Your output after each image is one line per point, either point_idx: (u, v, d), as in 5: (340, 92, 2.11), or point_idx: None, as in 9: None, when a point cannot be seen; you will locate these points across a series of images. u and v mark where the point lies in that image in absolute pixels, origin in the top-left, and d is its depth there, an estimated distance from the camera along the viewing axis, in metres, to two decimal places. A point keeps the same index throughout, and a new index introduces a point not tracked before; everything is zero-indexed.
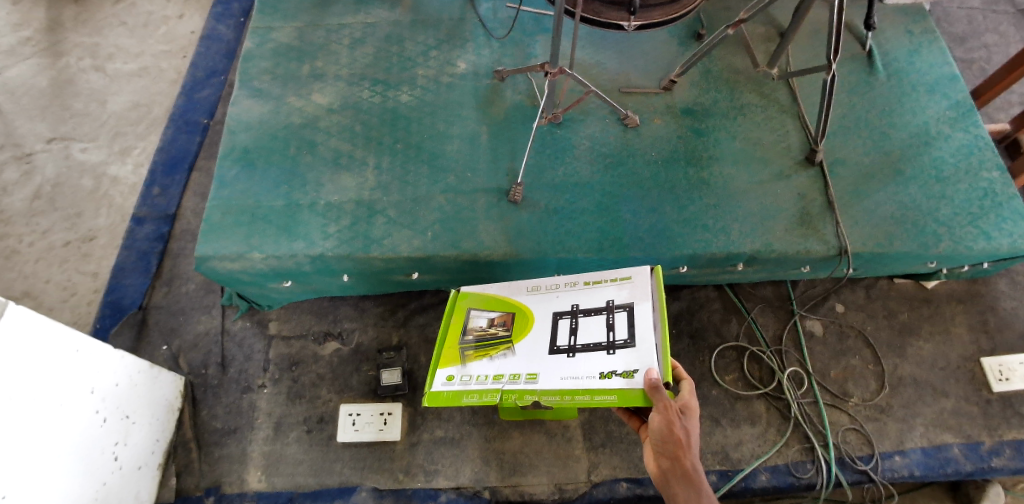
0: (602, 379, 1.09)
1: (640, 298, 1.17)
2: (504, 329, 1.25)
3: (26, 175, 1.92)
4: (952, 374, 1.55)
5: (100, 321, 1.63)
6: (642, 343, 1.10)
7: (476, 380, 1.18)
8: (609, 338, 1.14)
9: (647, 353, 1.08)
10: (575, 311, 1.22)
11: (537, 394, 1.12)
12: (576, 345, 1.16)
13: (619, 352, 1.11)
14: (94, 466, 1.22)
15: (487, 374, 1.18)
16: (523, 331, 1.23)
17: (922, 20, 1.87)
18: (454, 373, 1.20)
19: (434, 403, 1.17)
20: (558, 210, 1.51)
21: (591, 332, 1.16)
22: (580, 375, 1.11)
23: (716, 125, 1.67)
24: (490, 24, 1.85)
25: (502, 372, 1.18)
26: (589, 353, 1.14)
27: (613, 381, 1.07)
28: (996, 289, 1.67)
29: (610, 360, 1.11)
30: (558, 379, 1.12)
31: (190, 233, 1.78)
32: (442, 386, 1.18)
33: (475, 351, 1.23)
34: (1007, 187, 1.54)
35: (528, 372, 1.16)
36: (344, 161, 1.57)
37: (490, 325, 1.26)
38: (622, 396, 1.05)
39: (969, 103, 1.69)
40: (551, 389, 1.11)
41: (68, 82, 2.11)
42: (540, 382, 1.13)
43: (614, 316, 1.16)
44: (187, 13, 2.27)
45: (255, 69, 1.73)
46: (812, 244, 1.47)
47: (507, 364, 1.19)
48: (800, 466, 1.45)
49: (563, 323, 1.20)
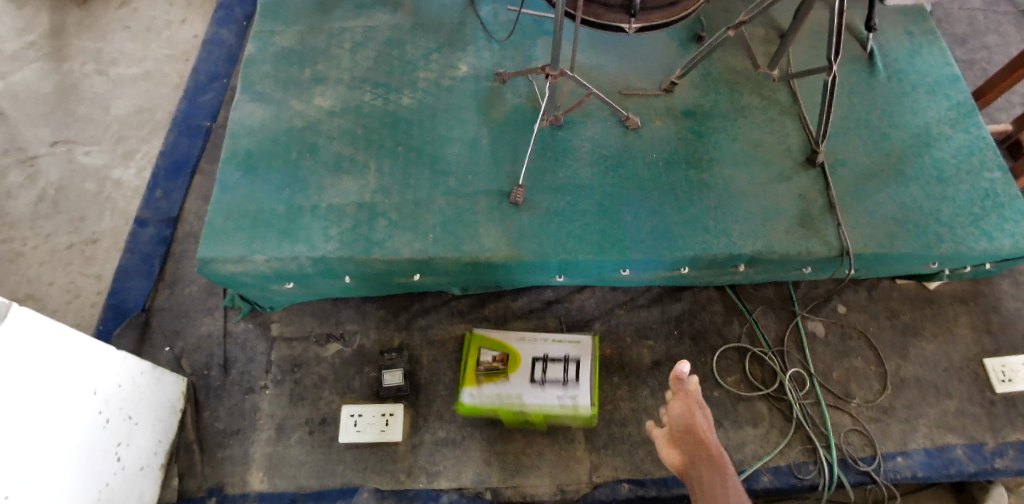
0: (556, 404, 1.45)
1: (584, 355, 1.51)
2: (503, 365, 1.51)
3: (30, 179, 1.93)
4: (955, 375, 1.55)
5: (104, 323, 1.64)
6: (584, 383, 1.47)
7: (489, 396, 1.47)
8: (564, 376, 1.48)
9: (584, 390, 1.46)
10: (545, 356, 1.52)
11: (521, 409, 1.45)
12: (546, 381, 1.48)
13: (569, 390, 1.47)
14: (97, 466, 1.22)
15: (489, 393, 1.47)
16: (515, 367, 1.50)
17: (923, 21, 1.87)
18: (474, 390, 1.47)
19: (462, 409, 1.47)
20: (559, 212, 1.51)
21: (554, 376, 1.49)
22: (549, 399, 1.46)
23: (717, 126, 1.67)
24: (491, 27, 1.86)
25: (503, 394, 1.47)
26: (552, 388, 1.47)
27: (562, 405, 1.45)
28: (998, 289, 1.67)
29: (564, 392, 1.46)
30: (535, 400, 1.46)
31: (193, 236, 1.79)
32: (468, 399, 1.47)
33: (486, 377, 1.49)
34: (1008, 187, 1.54)
35: (516, 394, 1.46)
36: (346, 164, 1.58)
37: (495, 361, 1.51)
38: (570, 414, 1.45)
39: (970, 104, 1.69)
40: (531, 407, 1.45)
41: (72, 87, 2.13)
42: (524, 400, 1.46)
43: (566, 366, 1.50)
44: (190, 18, 2.29)
45: (257, 73, 1.74)
46: (813, 245, 1.47)
47: (505, 387, 1.48)
48: (803, 467, 1.45)
49: (536, 366, 1.50)
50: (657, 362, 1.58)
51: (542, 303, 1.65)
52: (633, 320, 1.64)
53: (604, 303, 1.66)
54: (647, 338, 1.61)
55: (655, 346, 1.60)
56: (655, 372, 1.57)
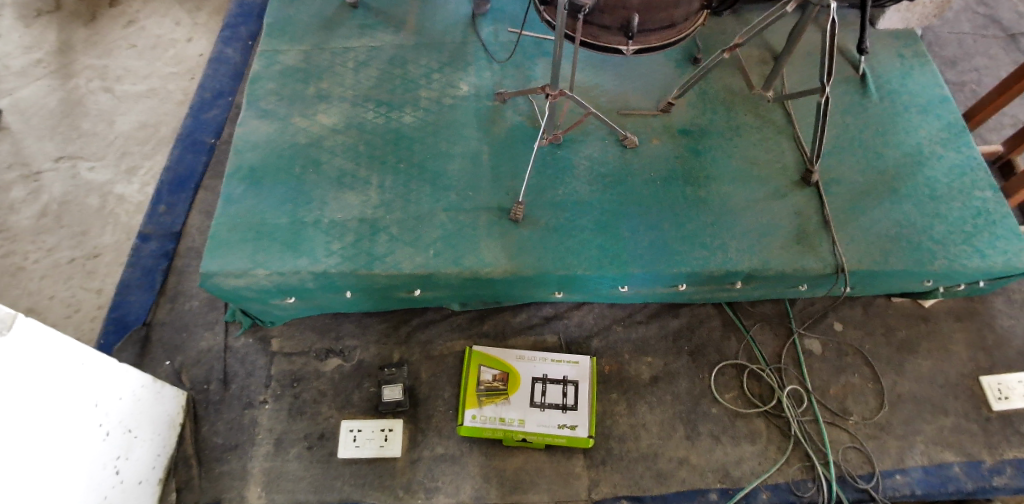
0: (556, 428, 1.48)
1: (583, 377, 1.54)
2: (503, 386, 1.52)
3: (34, 193, 1.95)
4: (951, 392, 1.56)
5: (104, 337, 1.65)
6: (582, 407, 1.50)
7: (492, 419, 1.48)
8: (563, 400, 1.51)
9: (583, 415, 1.49)
10: (544, 377, 1.54)
11: (522, 434, 1.47)
12: (546, 404, 1.50)
13: (568, 413, 1.49)
14: (96, 480, 1.22)
15: (490, 415, 1.48)
16: (515, 388, 1.52)
17: (914, 43, 1.92)
18: (477, 413, 1.49)
19: (465, 432, 1.47)
20: (558, 228, 1.53)
21: (554, 398, 1.51)
22: (549, 423, 1.48)
23: (714, 145, 1.71)
24: (492, 47, 1.90)
25: (504, 416, 1.48)
26: (551, 412, 1.50)
27: (563, 429, 1.48)
28: (992, 306, 1.69)
29: (562, 417, 1.49)
30: (536, 425, 1.48)
31: (195, 250, 1.80)
32: (470, 421, 1.48)
33: (487, 399, 1.50)
34: (1000, 206, 1.57)
35: (517, 418, 1.49)
36: (349, 180, 1.60)
37: (496, 381, 1.53)
38: (570, 439, 1.47)
39: (961, 124, 1.73)
40: (532, 431, 1.47)
41: (78, 103, 2.16)
42: (525, 424, 1.48)
43: (565, 388, 1.52)
44: (196, 36, 2.33)
45: (262, 90, 1.78)
46: (809, 262, 1.48)
47: (506, 409, 1.49)
48: (801, 484, 1.45)
49: (536, 387, 1.53)
50: (655, 378, 1.59)
51: (541, 318, 1.66)
52: (631, 336, 1.65)
53: (602, 319, 1.67)
54: (645, 354, 1.62)
55: (653, 362, 1.61)
56: (653, 387, 1.57)
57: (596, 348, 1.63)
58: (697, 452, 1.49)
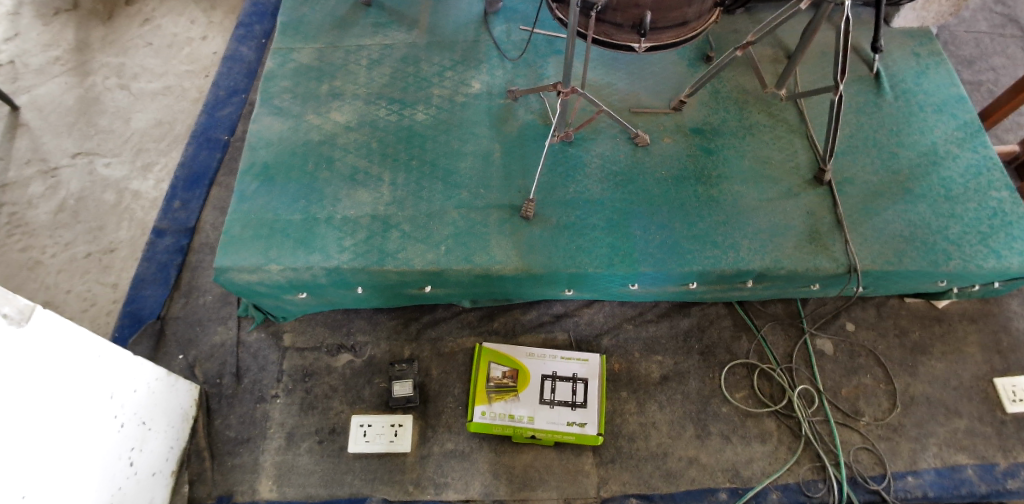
0: (565, 426, 1.48)
1: (593, 375, 1.54)
2: (512, 383, 1.53)
3: (51, 188, 1.98)
4: (965, 394, 1.55)
5: (120, 330, 1.67)
6: (592, 405, 1.50)
7: (501, 416, 1.48)
8: (573, 397, 1.51)
9: (593, 413, 1.49)
10: (553, 375, 1.54)
11: (531, 431, 1.47)
12: (555, 401, 1.50)
13: (578, 411, 1.49)
14: (111, 470, 1.24)
15: (499, 412, 1.49)
16: (523, 385, 1.53)
17: (930, 43, 1.90)
18: (486, 409, 1.49)
19: (475, 429, 1.48)
20: (568, 225, 1.53)
21: (562, 395, 1.51)
22: (559, 421, 1.48)
23: (725, 144, 1.70)
24: (504, 46, 1.90)
25: (514, 413, 1.49)
26: (561, 409, 1.49)
27: (572, 427, 1.47)
28: (1008, 308, 1.67)
29: (572, 414, 1.49)
30: (546, 422, 1.48)
31: (210, 246, 1.82)
32: (480, 418, 1.48)
33: (496, 395, 1.51)
34: (1017, 206, 1.55)
35: (526, 414, 1.49)
36: (362, 177, 1.61)
37: (505, 378, 1.53)
38: (579, 437, 1.46)
39: (977, 124, 1.71)
40: (541, 428, 1.47)
41: (95, 100, 2.19)
42: (535, 421, 1.48)
43: (575, 385, 1.52)
44: (211, 35, 2.36)
45: (276, 88, 1.79)
46: (821, 261, 1.48)
47: (515, 406, 1.50)
48: (812, 485, 1.44)
49: (545, 384, 1.53)
50: (665, 377, 1.58)
51: (551, 316, 1.67)
52: (641, 335, 1.64)
53: (612, 317, 1.67)
54: (655, 353, 1.62)
55: (663, 361, 1.60)
56: (663, 386, 1.57)
57: (606, 346, 1.63)
58: (707, 452, 1.48)
